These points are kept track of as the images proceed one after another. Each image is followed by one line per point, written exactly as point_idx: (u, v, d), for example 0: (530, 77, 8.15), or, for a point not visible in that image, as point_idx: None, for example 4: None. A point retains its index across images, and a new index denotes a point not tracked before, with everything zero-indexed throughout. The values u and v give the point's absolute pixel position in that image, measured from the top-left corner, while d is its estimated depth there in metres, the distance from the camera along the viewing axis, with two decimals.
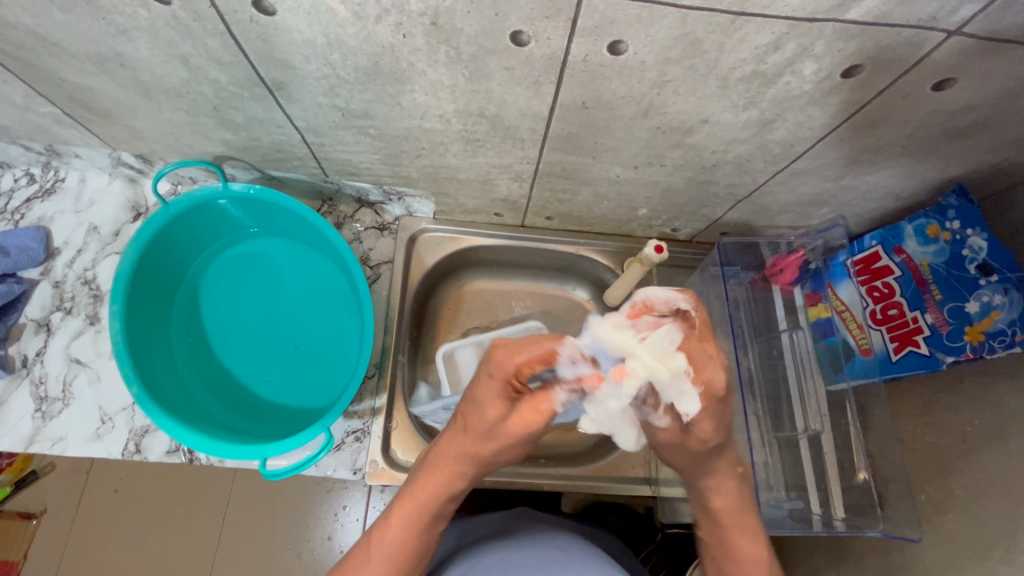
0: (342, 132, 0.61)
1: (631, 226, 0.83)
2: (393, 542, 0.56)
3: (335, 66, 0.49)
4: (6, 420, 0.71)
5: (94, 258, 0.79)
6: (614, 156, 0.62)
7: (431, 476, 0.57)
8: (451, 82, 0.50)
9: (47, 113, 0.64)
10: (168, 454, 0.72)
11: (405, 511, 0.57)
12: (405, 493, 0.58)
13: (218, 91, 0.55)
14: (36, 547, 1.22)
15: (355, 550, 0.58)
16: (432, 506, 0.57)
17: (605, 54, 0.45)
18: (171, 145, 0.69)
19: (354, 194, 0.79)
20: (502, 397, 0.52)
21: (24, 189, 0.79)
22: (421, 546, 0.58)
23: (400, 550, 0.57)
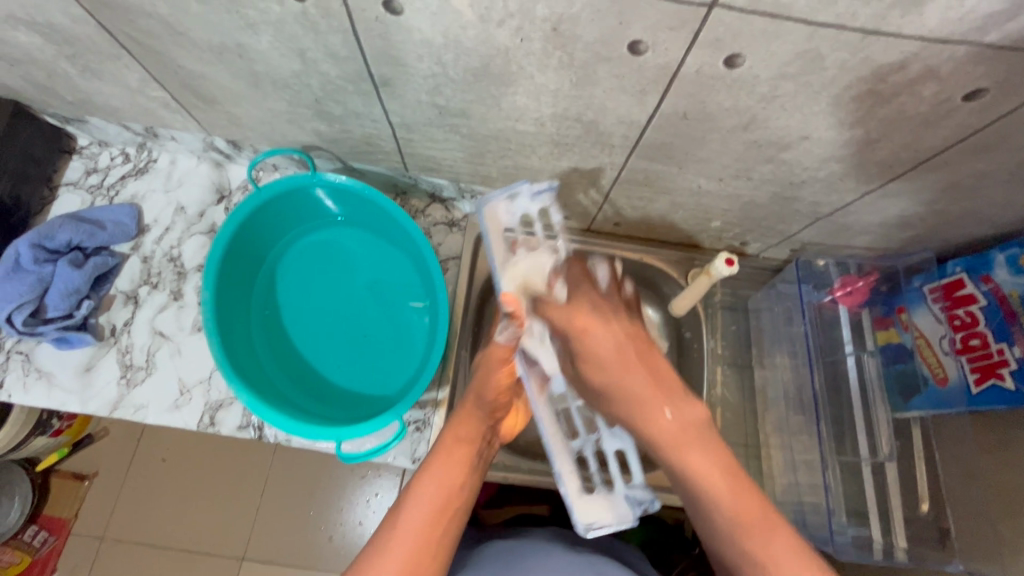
0: (434, 129, 0.63)
1: (699, 237, 0.83)
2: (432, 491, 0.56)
3: (446, 66, 0.51)
4: (92, 385, 0.75)
5: (180, 237, 0.82)
6: (701, 167, 0.62)
7: (449, 437, 0.60)
8: (556, 86, 0.51)
9: (156, 97, 0.68)
10: (239, 429, 0.75)
11: (434, 471, 0.58)
12: (432, 453, 0.59)
13: (325, 84, 0.57)
14: (89, 506, 1.28)
15: (383, 526, 0.55)
16: (454, 458, 0.59)
17: (720, 67, 0.45)
18: (265, 132, 0.72)
19: (429, 189, 0.81)
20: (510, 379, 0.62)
21: (119, 167, 0.84)
22: (451, 504, 0.56)
23: (436, 508, 0.55)
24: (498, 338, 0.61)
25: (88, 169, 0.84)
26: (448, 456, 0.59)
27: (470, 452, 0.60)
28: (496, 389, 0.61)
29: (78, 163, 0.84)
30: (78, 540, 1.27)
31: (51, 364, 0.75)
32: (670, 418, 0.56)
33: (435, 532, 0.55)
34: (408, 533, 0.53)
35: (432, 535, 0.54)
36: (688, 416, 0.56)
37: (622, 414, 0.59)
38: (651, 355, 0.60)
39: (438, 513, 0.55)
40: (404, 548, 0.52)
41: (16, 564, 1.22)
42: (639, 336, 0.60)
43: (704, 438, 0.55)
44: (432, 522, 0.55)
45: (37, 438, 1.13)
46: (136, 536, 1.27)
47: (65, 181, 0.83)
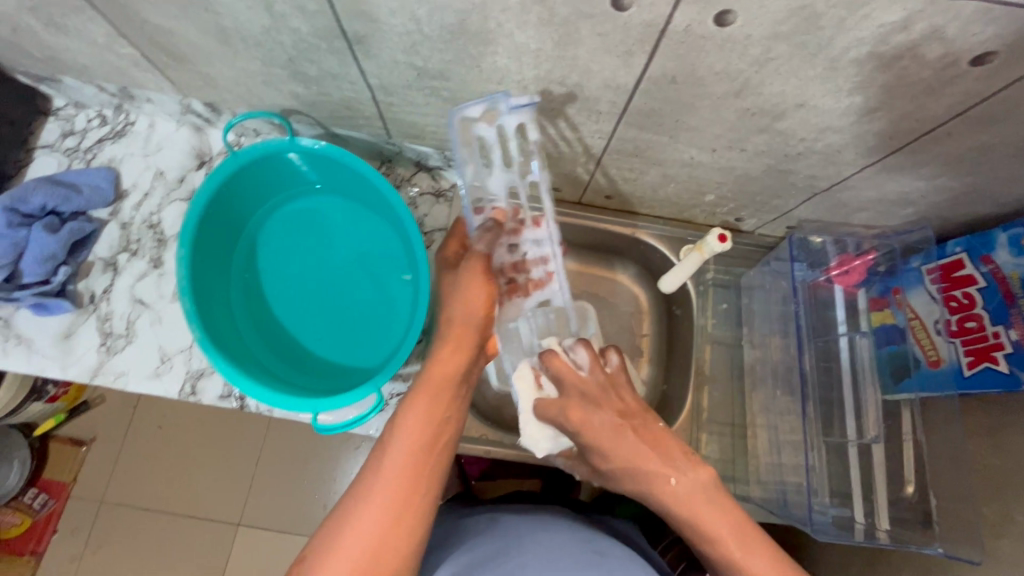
0: (414, 92, 0.60)
1: (693, 212, 0.80)
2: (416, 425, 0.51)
3: (421, 22, 0.48)
4: (73, 352, 0.74)
5: (160, 203, 0.80)
6: (693, 137, 0.59)
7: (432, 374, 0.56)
8: (538, 46, 0.48)
9: (127, 55, 0.65)
10: (220, 398, 0.74)
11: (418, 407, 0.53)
12: (416, 385, 0.55)
13: (297, 41, 0.55)
14: (85, 471, 1.30)
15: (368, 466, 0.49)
16: (437, 393, 0.54)
17: (709, 25, 0.42)
18: (241, 94, 0.69)
19: (414, 157, 0.79)
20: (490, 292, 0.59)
21: (96, 129, 0.81)
22: (439, 440, 0.52)
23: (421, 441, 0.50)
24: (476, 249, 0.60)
25: (65, 132, 0.81)
26: (430, 393, 0.54)
27: (452, 390, 0.56)
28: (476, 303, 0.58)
29: (54, 125, 0.81)
30: (75, 503, 1.29)
31: (30, 331, 0.74)
32: (676, 485, 0.53)
33: (424, 465, 0.50)
34: (398, 462, 0.49)
35: (420, 471, 0.49)
36: (700, 484, 0.53)
37: (633, 488, 0.56)
38: (645, 424, 0.57)
39: (424, 452, 0.50)
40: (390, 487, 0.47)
41: (19, 525, 1.25)
42: (632, 411, 0.58)
43: (722, 499, 0.52)
44: (420, 457, 0.50)
45: (31, 404, 1.14)
46: (132, 501, 1.29)
47: (41, 143, 0.81)
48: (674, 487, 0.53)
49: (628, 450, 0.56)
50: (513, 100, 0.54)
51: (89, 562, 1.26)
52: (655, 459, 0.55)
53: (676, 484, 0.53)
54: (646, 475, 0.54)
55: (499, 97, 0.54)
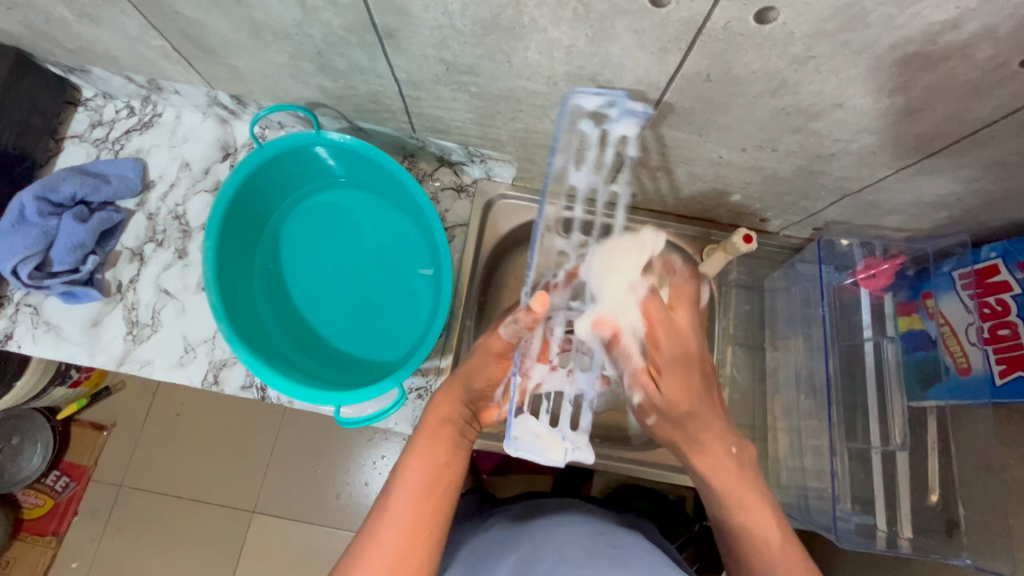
0: (441, 87, 0.60)
1: (717, 211, 0.79)
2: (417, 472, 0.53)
3: (454, 17, 0.47)
4: (100, 340, 0.76)
5: (185, 194, 0.81)
6: (723, 136, 0.58)
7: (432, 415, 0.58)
8: (571, 42, 0.48)
9: (157, 47, 0.65)
10: (242, 389, 0.75)
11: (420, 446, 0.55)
12: (417, 432, 0.57)
13: (327, 35, 0.54)
14: (106, 455, 1.33)
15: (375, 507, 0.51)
16: (438, 437, 0.56)
17: (750, 23, 0.41)
18: (268, 87, 0.69)
19: (437, 153, 0.79)
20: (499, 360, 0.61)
21: (124, 120, 0.82)
22: (440, 486, 0.53)
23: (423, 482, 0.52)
24: (499, 331, 0.60)
25: (94, 123, 0.82)
26: (432, 433, 0.56)
27: (453, 431, 0.57)
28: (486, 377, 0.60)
29: (83, 116, 0.82)
30: (97, 487, 1.32)
31: (59, 317, 0.76)
32: (734, 452, 0.55)
33: (424, 514, 0.50)
34: (400, 509, 0.50)
35: (423, 511, 0.50)
36: (747, 455, 0.56)
37: (689, 442, 0.56)
38: (711, 387, 0.57)
39: (428, 492, 0.52)
40: (395, 528, 0.49)
41: (41, 505, 1.28)
42: (700, 360, 0.57)
43: (760, 481, 0.55)
44: (422, 498, 0.51)
45: (56, 389, 1.16)
46: (151, 486, 1.32)
47: (70, 133, 0.82)
48: (724, 453, 0.55)
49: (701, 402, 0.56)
50: (631, 104, 0.55)
51: (109, 544, 1.29)
52: (716, 425, 0.56)
53: (733, 450, 0.55)
54: (705, 428, 0.56)
55: (617, 99, 0.54)
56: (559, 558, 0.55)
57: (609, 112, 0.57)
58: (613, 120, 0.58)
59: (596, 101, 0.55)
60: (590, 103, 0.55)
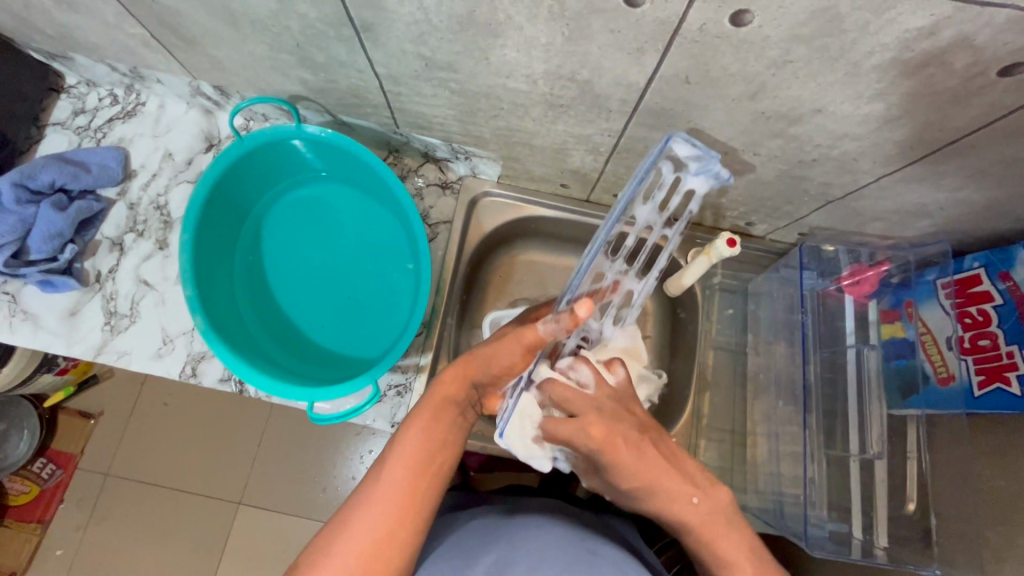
0: (421, 83, 0.59)
1: (703, 214, 0.79)
2: (415, 448, 0.51)
3: (429, 12, 0.47)
4: (77, 329, 0.75)
5: (167, 184, 0.81)
6: (704, 139, 0.58)
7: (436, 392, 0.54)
8: (548, 40, 0.47)
9: (136, 34, 0.65)
10: (220, 381, 0.75)
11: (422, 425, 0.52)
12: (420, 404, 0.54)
13: (305, 27, 0.54)
14: (92, 444, 1.33)
15: (365, 481, 0.50)
16: (442, 415, 0.53)
17: (725, 25, 0.40)
18: (250, 79, 0.68)
19: (421, 148, 0.78)
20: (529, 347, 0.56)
21: (107, 109, 0.82)
22: (437, 464, 0.51)
23: (418, 464, 0.50)
24: (538, 326, 0.54)
25: (76, 110, 0.82)
26: (432, 411, 0.53)
27: (458, 410, 0.54)
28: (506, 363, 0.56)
29: (66, 103, 0.82)
30: (81, 476, 1.31)
31: (37, 307, 0.75)
32: (696, 502, 0.50)
33: (417, 490, 0.49)
34: (394, 483, 0.48)
35: (416, 492, 0.49)
36: (718, 501, 0.51)
37: (652, 505, 0.52)
38: (662, 438, 0.54)
39: (422, 472, 0.50)
40: (383, 508, 0.48)
41: (27, 493, 1.28)
42: (647, 424, 0.55)
43: (737, 521, 0.50)
44: (417, 479, 0.49)
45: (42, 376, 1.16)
46: (135, 476, 1.31)
47: (53, 120, 0.81)
48: (681, 503, 0.51)
49: (648, 468, 0.51)
50: (717, 167, 0.53)
51: (92, 533, 1.29)
52: (671, 476, 0.51)
53: (695, 501, 0.50)
54: (657, 484, 0.51)
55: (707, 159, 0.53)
56: (536, 560, 0.56)
57: (694, 163, 0.54)
58: (691, 173, 0.55)
59: (693, 151, 0.53)
60: (690, 150, 0.53)
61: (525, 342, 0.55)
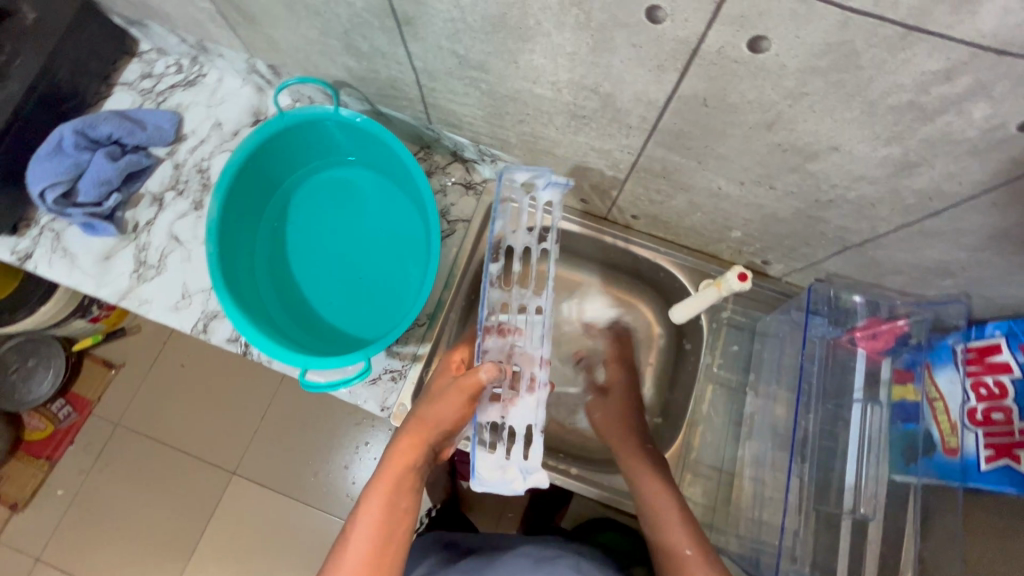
0: (454, 80, 0.62)
1: (719, 246, 0.79)
2: (378, 507, 0.59)
3: (465, 12, 0.49)
4: (109, 273, 0.80)
5: (212, 151, 0.86)
6: (721, 166, 0.58)
7: (396, 457, 0.63)
8: (573, 49, 0.49)
9: (205, 9, 0.70)
10: (229, 341, 0.79)
11: (386, 484, 0.61)
12: (382, 468, 0.63)
13: (353, 16, 0.57)
14: (109, 392, 1.39)
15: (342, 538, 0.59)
16: (400, 476, 0.62)
17: (743, 50, 0.41)
18: (301, 61, 0.73)
19: (451, 147, 0.81)
20: (467, 406, 0.64)
21: (171, 76, 0.88)
22: (401, 521, 0.60)
23: (385, 520, 0.59)
24: (476, 372, 0.62)
25: (144, 74, 0.89)
26: (394, 477, 0.62)
27: (414, 470, 0.63)
28: (454, 415, 0.64)
29: (136, 67, 0.89)
30: (95, 420, 1.37)
31: (77, 247, 0.81)
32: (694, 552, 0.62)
33: (386, 544, 0.58)
34: (366, 538, 0.57)
35: (388, 540, 0.58)
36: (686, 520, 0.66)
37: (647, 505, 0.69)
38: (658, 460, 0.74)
39: (389, 527, 0.59)
40: (360, 558, 0.57)
41: (42, 430, 1.33)
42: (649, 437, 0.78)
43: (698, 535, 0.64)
44: (387, 530, 0.58)
45: (75, 321, 1.24)
46: (139, 429, 1.37)
47: (122, 81, 0.88)
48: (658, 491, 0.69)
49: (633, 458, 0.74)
50: (554, 177, 0.70)
51: (93, 478, 1.34)
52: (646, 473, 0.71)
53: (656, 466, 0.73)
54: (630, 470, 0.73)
55: (542, 172, 0.70)
56: None
57: (539, 183, 0.72)
58: (541, 188, 0.73)
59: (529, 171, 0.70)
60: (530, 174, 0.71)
61: (466, 394, 0.63)
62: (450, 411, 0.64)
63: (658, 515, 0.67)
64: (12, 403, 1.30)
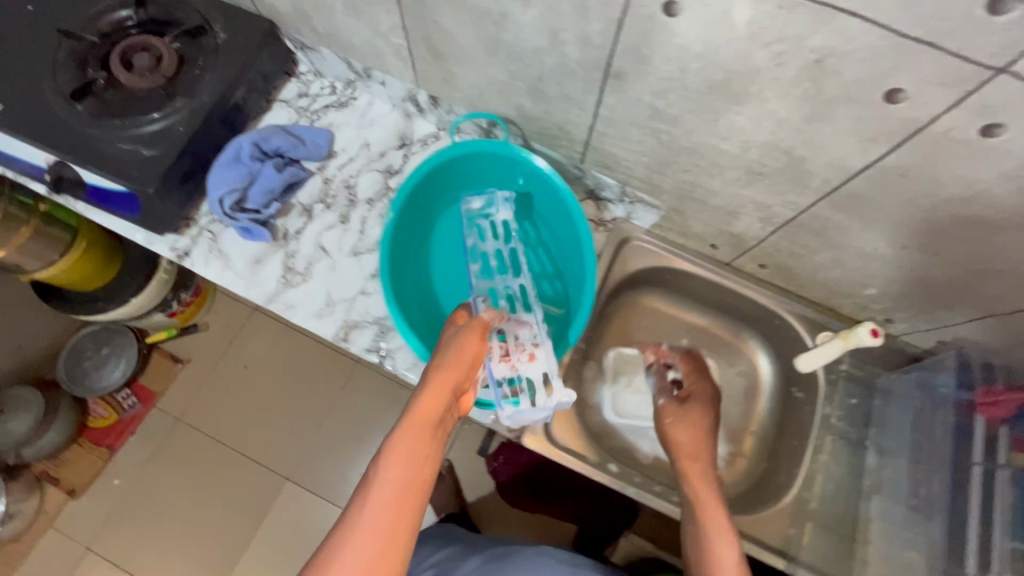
0: (634, 128, 0.67)
1: (843, 301, 0.82)
2: (398, 471, 0.47)
3: (688, 74, 0.54)
4: (258, 275, 0.85)
5: (359, 169, 0.91)
6: (888, 230, 0.62)
7: (414, 413, 0.51)
8: (786, 116, 0.53)
9: (395, 44, 0.76)
10: (366, 351, 0.82)
11: (402, 441, 0.49)
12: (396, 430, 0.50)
13: (558, 65, 0.62)
14: (172, 385, 1.42)
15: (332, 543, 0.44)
16: (420, 435, 0.50)
17: (972, 134, 0.46)
18: (472, 98, 0.79)
19: (590, 185, 0.85)
20: (476, 347, 0.59)
21: (325, 97, 0.95)
22: (423, 484, 0.48)
23: (404, 488, 0.46)
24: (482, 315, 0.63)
25: (300, 93, 0.95)
26: (412, 435, 0.49)
27: (434, 425, 0.51)
28: (472, 356, 0.59)
29: (293, 86, 0.95)
30: (156, 413, 1.40)
31: (230, 248, 0.85)
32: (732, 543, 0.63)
33: (401, 521, 0.45)
34: (376, 515, 0.45)
35: (402, 515, 0.46)
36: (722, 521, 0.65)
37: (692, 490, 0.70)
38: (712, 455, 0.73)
39: (409, 496, 0.47)
40: (371, 543, 0.44)
41: (105, 418, 1.37)
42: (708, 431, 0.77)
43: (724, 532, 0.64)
44: (404, 504, 0.46)
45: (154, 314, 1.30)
46: (202, 425, 1.39)
47: (281, 98, 0.94)
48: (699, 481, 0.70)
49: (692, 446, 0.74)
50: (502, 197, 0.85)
51: (149, 471, 1.36)
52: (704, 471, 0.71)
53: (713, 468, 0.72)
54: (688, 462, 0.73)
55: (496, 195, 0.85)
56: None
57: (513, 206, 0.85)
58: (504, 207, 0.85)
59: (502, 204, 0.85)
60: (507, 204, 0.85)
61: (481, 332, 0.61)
62: (463, 352, 0.58)
63: (702, 511, 0.67)
64: (84, 387, 1.34)
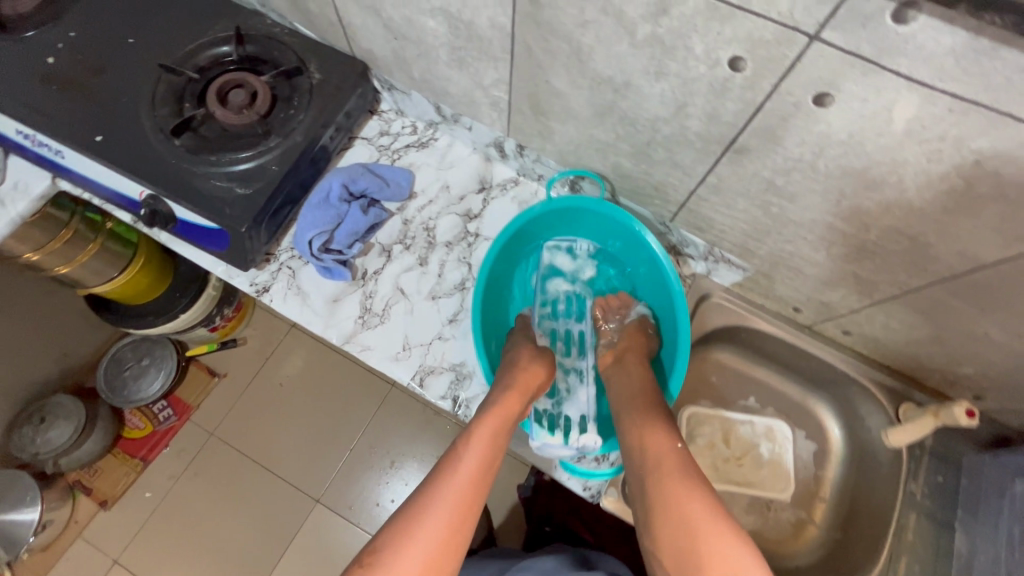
0: (743, 198, 0.66)
1: (931, 375, 0.80)
2: (473, 463, 0.62)
3: (822, 157, 0.53)
4: (336, 314, 0.84)
5: (438, 212, 0.91)
6: (1007, 318, 0.61)
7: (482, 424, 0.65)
8: (922, 205, 0.52)
9: (494, 96, 0.76)
10: (440, 398, 0.80)
11: (446, 495, 0.59)
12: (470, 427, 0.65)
13: (674, 134, 0.62)
14: (209, 400, 1.42)
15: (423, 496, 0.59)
16: (487, 439, 0.64)
17: None
18: (565, 151, 0.78)
19: (672, 242, 0.85)
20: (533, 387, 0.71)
21: (406, 136, 0.95)
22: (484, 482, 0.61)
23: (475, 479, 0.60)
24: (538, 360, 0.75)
25: (381, 131, 0.95)
26: (480, 439, 0.64)
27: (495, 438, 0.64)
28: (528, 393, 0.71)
29: (374, 124, 0.95)
30: (190, 428, 1.39)
31: (309, 286, 0.85)
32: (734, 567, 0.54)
33: (470, 507, 0.59)
34: (457, 489, 0.59)
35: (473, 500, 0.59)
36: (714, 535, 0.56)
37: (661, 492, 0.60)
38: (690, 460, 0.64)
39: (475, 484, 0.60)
40: (448, 515, 0.57)
41: (140, 429, 1.35)
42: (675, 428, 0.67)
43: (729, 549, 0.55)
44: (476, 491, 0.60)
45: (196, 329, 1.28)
46: (236, 444, 1.38)
47: (363, 135, 0.94)
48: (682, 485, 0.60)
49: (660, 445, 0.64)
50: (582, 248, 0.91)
51: (182, 486, 1.34)
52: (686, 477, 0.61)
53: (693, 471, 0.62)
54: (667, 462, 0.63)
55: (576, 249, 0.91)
56: None
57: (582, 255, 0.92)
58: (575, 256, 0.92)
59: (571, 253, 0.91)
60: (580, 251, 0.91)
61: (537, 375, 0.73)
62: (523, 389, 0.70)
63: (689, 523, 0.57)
64: (121, 398, 1.30)
